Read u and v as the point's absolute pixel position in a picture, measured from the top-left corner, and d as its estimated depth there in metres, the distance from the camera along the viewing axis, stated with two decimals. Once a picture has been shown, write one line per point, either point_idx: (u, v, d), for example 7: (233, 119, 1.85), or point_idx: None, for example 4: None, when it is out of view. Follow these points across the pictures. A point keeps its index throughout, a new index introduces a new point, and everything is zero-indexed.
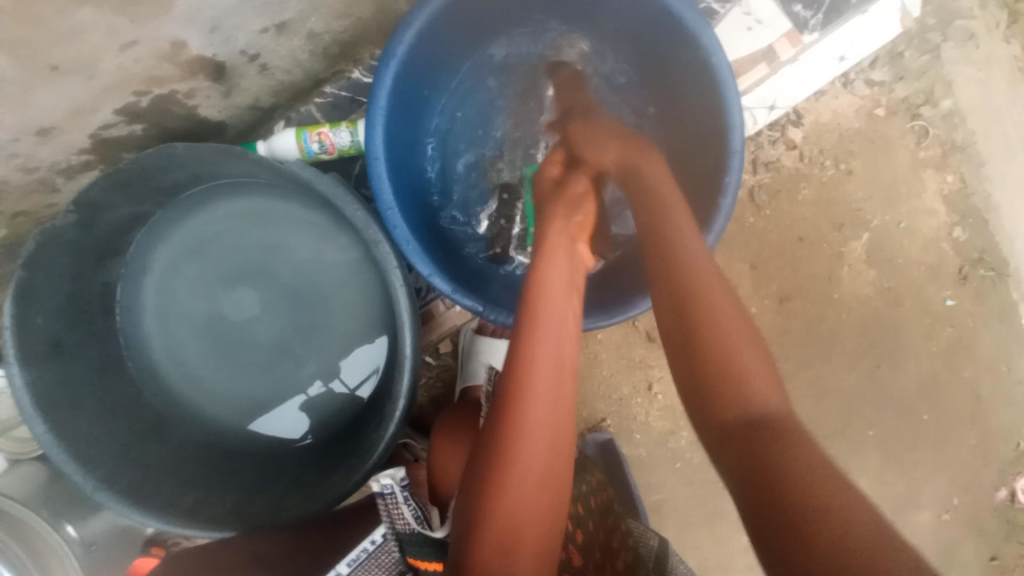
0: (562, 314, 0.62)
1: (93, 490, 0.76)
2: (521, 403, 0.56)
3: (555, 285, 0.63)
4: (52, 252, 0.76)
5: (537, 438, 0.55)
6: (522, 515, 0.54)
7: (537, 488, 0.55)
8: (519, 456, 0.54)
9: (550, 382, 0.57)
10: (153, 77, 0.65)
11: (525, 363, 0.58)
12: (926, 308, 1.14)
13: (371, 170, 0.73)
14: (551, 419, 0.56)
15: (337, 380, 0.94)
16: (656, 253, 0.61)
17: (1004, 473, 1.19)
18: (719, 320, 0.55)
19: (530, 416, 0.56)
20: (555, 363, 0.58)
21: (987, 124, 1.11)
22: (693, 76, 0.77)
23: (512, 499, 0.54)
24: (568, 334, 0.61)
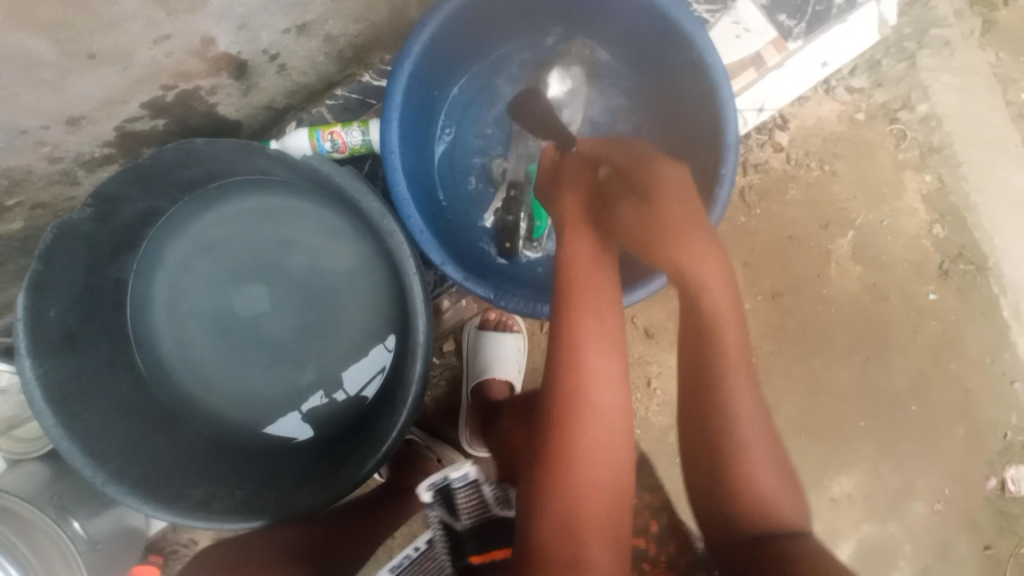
0: (599, 287, 0.67)
1: (103, 485, 0.76)
2: (575, 379, 0.61)
3: (586, 258, 0.68)
4: (68, 244, 0.78)
5: (594, 411, 0.60)
6: (586, 484, 0.57)
7: (600, 459, 0.58)
8: (580, 436, 0.59)
9: (600, 365, 0.62)
10: (181, 72, 0.68)
11: (573, 341, 0.62)
12: (911, 303, 1.20)
13: (386, 164, 0.77)
14: (603, 391, 0.61)
15: (339, 389, 0.95)
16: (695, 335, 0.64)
17: (994, 465, 1.22)
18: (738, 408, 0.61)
19: (584, 391, 0.60)
20: (605, 347, 0.63)
21: (962, 128, 1.17)
22: (691, 79, 0.82)
23: (579, 472, 0.57)
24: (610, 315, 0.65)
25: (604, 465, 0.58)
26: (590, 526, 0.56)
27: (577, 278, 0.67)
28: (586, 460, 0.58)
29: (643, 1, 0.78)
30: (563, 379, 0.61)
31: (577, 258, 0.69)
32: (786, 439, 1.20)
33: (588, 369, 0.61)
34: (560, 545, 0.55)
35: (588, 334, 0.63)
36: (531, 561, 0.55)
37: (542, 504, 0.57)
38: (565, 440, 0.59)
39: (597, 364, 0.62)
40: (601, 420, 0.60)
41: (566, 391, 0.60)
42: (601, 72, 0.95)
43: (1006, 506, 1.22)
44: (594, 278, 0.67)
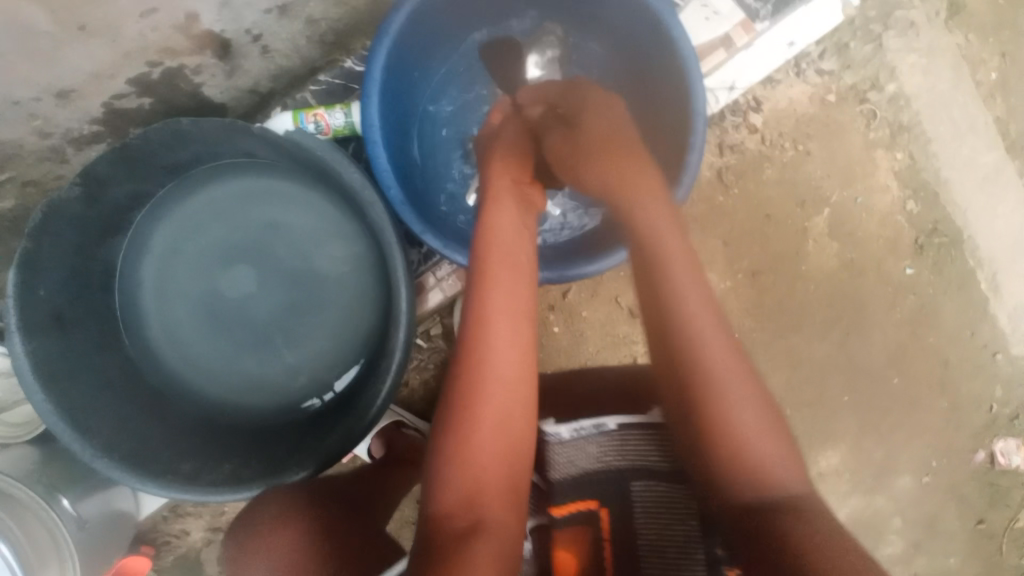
0: (517, 256, 0.66)
1: (92, 459, 0.77)
2: (480, 348, 0.60)
3: (504, 228, 0.68)
4: (58, 225, 0.79)
5: (498, 379, 0.59)
6: (483, 454, 0.57)
7: (498, 430, 0.57)
8: (479, 401, 0.58)
9: (508, 330, 0.61)
10: (167, 48, 0.72)
11: (481, 310, 0.62)
12: (888, 279, 1.22)
13: (367, 138, 0.79)
14: (511, 359, 0.60)
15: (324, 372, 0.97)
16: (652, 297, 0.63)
17: (980, 438, 1.24)
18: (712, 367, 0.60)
19: (489, 359, 0.59)
20: (512, 311, 0.62)
21: (930, 106, 1.21)
22: (659, 54, 0.85)
23: (476, 440, 0.57)
24: (522, 281, 0.64)
25: (505, 435, 0.58)
26: (488, 491, 0.56)
27: (492, 247, 0.66)
28: (486, 426, 0.57)
29: None
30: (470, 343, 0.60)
31: (496, 227, 0.68)
32: None
33: (495, 333, 0.60)
34: (459, 512, 0.54)
35: (495, 302, 0.62)
36: (431, 531, 0.55)
37: (441, 473, 0.56)
38: (468, 407, 0.58)
39: (506, 334, 0.61)
40: (505, 384, 0.59)
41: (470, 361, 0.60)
42: (576, 53, 0.98)
43: (997, 477, 1.24)
44: (511, 249, 0.67)
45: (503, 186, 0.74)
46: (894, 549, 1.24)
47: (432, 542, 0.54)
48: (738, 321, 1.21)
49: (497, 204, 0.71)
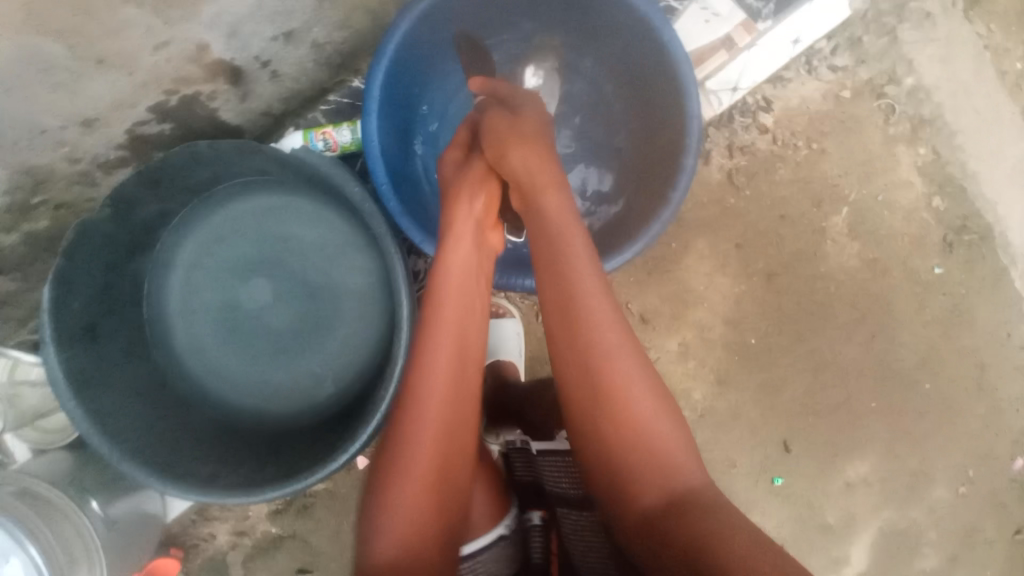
0: (467, 302, 0.66)
1: (120, 461, 0.82)
2: (422, 397, 0.60)
3: (457, 270, 0.68)
4: (90, 243, 0.86)
5: (435, 430, 0.59)
6: (419, 505, 0.56)
7: (434, 482, 0.58)
8: (413, 441, 0.58)
9: (448, 365, 0.62)
10: (180, 77, 0.78)
11: (427, 357, 0.62)
12: (914, 278, 1.17)
13: (367, 153, 0.83)
14: (449, 403, 0.60)
15: (337, 379, 1.00)
16: (560, 308, 0.61)
17: (1021, 446, 1.17)
18: (624, 384, 0.58)
19: (430, 408, 0.59)
20: (452, 350, 0.63)
21: (954, 98, 1.16)
22: (651, 60, 0.86)
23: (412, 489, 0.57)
24: (468, 318, 0.65)
25: (441, 486, 0.58)
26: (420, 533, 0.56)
27: (444, 291, 0.66)
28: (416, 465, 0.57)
29: None
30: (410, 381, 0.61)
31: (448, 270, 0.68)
32: (792, 421, 1.18)
33: (432, 370, 0.61)
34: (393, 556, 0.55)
35: (441, 349, 0.62)
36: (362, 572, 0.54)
37: (376, 522, 0.56)
38: (406, 456, 0.58)
39: (448, 382, 0.61)
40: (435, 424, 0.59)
41: (412, 408, 0.59)
42: (574, 60, 1.00)
43: None
44: (463, 289, 0.67)
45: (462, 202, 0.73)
46: (929, 562, 1.17)
47: None
48: (754, 325, 1.19)
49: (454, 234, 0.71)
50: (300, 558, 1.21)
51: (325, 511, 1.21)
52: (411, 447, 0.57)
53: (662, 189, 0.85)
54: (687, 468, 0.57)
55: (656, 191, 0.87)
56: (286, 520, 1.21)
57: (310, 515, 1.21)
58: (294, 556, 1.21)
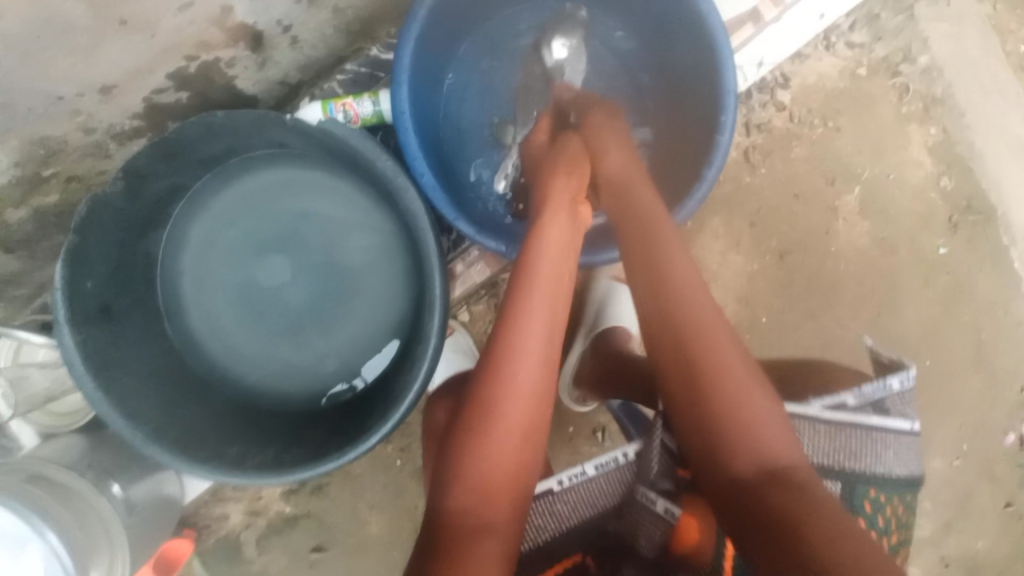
0: (557, 285, 0.72)
1: (142, 444, 0.80)
2: (512, 367, 0.66)
3: (550, 254, 0.73)
4: (102, 217, 0.82)
5: (522, 396, 0.65)
6: (502, 464, 0.63)
7: (517, 442, 0.64)
8: (501, 409, 0.64)
9: (537, 344, 0.68)
10: (202, 42, 0.74)
11: (517, 330, 0.68)
12: (920, 256, 1.20)
13: (398, 124, 0.80)
14: (536, 379, 0.66)
15: (361, 360, 0.99)
16: (658, 292, 0.70)
17: (1013, 416, 1.23)
18: (722, 366, 0.65)
19: (519, 376, 0.66)
20: (543, 330, 0.68)
21: (966, 78, 1.18)
22: (687, 32, 0.84)
23: (496, 448, 0.63)
24: (557, 301, 0.71)
25: (521, 448, 0.65)
26: (495, 492, 0.62)
27: (535, 274, 0.71)
28: (501, 431, 0.64)
29: None
30: (502, 351, 0.67)
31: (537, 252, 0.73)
32: None
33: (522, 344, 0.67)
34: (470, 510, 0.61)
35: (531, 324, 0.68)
36: (443, 522, 0.61)
37: (455, 480, 0.63)
38: (494, 416, 0.64)
39: (532, 372, 0.66)
40: (522, 399, 0.65)
41: (502, 375, 0.66)
42: (601, 32, 0.97)
43: None
44: (555, 272, 0.72)
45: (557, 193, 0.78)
46: (924, 530, 1.23)
47: (444, 533, 0.59)
48: (767, 302, 1.21)
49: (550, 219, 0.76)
50: (315, 537, 1.21)
51: (340, 490, 1.21)
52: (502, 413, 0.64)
53: (696, 165, 0.85)
54: (779, 448, 0.62)
55: (688, 174, 0.86)
56: (302, 499, 1.21)
57: (325, 494, 1.21)
58: (309, 535, 1.21)
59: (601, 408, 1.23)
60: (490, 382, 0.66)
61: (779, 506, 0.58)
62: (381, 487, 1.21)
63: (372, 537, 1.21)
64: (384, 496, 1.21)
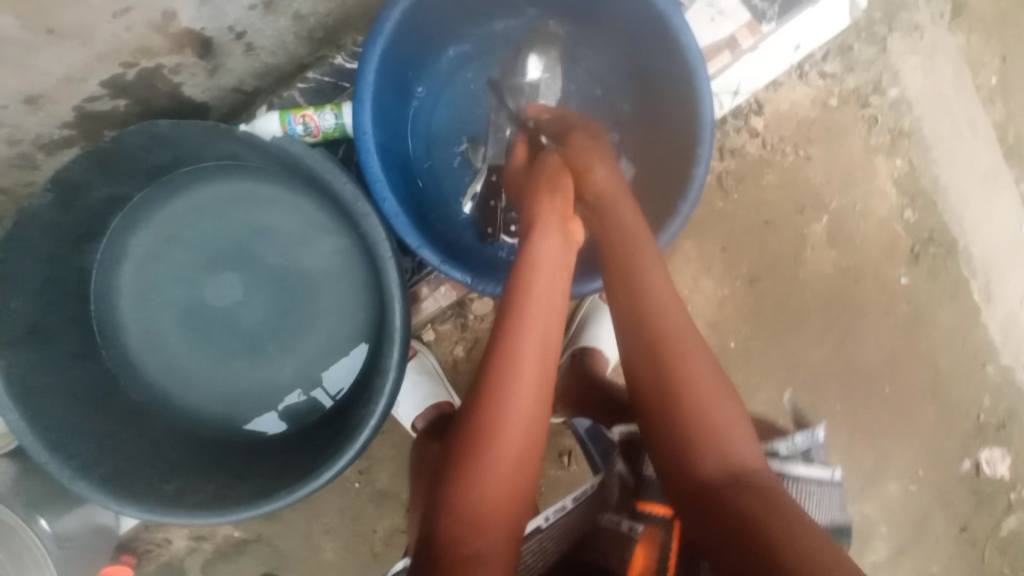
0: (553, 297, 0.67)
1: (68, 481, 0.74)
2: (510, 385, 0.60)
3: (546, 263, 0.68)
4: (29, 232, 0.75)
5: (520, 420, 0.59)
6: (502, 496, 0.57)
7: (516, 471, 0.58)
8: (497, 433, 0.59)
9: (535, 367, 0.62)
10: (142, 48, 0.67)
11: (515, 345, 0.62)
12: (884, 286, 1.22)
13: (360, 144, 0.75)
14: (534, 403, 0.61)
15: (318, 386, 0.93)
16: (629, 304, 0.67)
17: (968, 444, 1.26)
18: (694, 378, 0.62)
19: (517, 397, 0.60)
20: (538, 350, 0.63)
21: (933, 112, 1.20)
22: (665, 60, 0.82)
23: (495, 478, 0.57)
24: (552, 319, 0.66)
25: (521, 477, 0.58)
26: (494, 524, 0.56)
27: (532, 285, 0.67)
28: (499, 458, 0.58)
29: None
30: (496, 371, 0.61)
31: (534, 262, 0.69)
32: (766, 421, 1.21)
33: (519, 364, 0.61)
34: (467, 545, 0.54)
35: (528, 344, 0.62)
36: (436, 558, 0.54)
37: (448, 510, 0.56)
38: (490, 441, 0.58)
39: (530, 395, 0.61)
40: (520, 424, 0.59)
41: (497, 397, 0.60)
42: (578, 51, 0.94)
43: (978, 484, 1.25)
44: (548, 288, 0.67)
45: (545, 206, 0.73)
46: (879, 554, 1.25)
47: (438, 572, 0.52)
48: (735, 327, 1.20)
49: (541, 235, 0.70)
50: (264, 565, 1.15)
51: (294, 516, 1.15)
52: (498, 438, 0.58)
53: (670, 197, 0.82)
54: (750, 460, 0.60)
55: (660, 206, 0.84)
56: (252, 524, 1.14)
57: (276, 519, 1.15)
58: (258, 560, 1.15)
59: (566, 432, 1.21)
60: (485, 404, 0.60)
61: (765, 525, 0.52)
62: (338, 512, 1.15)
63: (325, 563, 1.15)
64: (341, 520, 1.15)
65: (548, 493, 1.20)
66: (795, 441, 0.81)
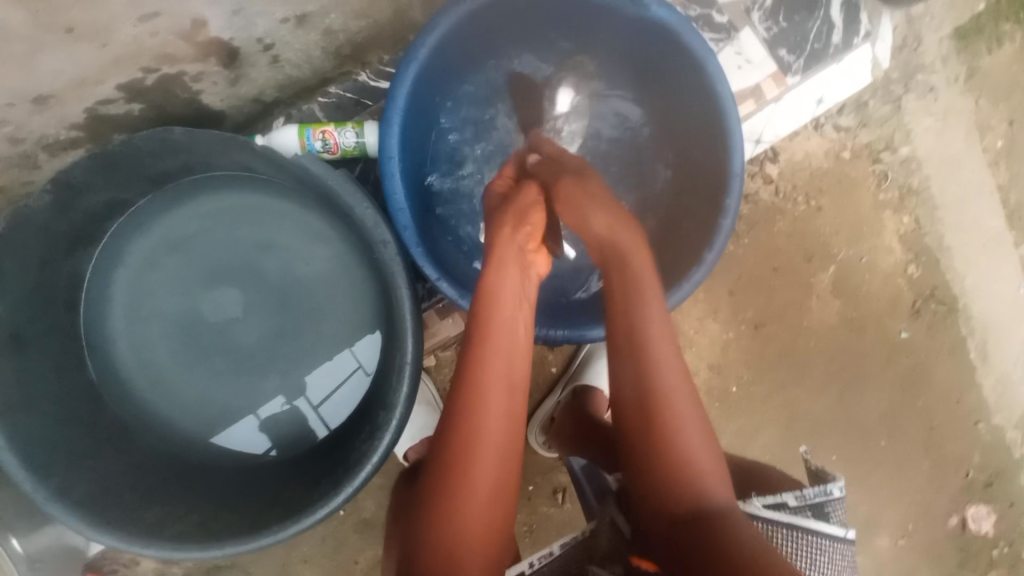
0: (518, 324, 0.65)
1: (44, 502, 0.69)
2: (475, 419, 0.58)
3: (508, 294, 0.66)
4: (20, 235, 0.70)
5: (492, 453, 0.57)
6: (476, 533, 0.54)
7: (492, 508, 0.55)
8: (472, 467, 0.56)
9: (503, 397, 0.60)
10: (165, 55, 0.64)
11: (477, 377, 0.60)
12: (885, 339, 1.22)
13: (384, 169, 0.72)
14: (506, 437, 0.58)
15: (301, 397, 0.89)
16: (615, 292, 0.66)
17: (955, 500, 1.25)
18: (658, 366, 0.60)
19: (484, 430, 0.57)
20: (507, 382, 0.60)
21: (940, 172, 1.22)
22: (697, 105, 0.81)
23: (470, 518, 0.54)
24: (515, 346, 0.63)
25: (498, 513, 0.55)
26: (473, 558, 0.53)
27: (494, 317, 0.64)
28: (474, 496, 0.55)
29: (656, 23, 0.76)
30: (464, 406, 0.59)
31: (497, 294, 0.66)
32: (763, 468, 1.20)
33: (487, 399, 0.59)
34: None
35: (492, 377, 0.60)
36: None
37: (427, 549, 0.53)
38: (465, 481, 0.55)
39: (501, 426, 0.58)
40: (493, 455, 0.57)
41: (463, 434, 0.57)
42: (607, 90, 0.93)
43: (965, 540, 1.25)
44: (509, 317, 0.65)
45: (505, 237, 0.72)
46: None
47: None
48: (737, 371, 1.20)
49: (499, 268, 0.68)
50: None
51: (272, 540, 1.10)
52: (472, 474, 0.55)
53: (695, 246, 0.80)
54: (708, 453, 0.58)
55: (686, 254, 0.82)
56: None
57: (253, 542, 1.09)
58: None
59: (564, 468, 1.17)
60: (453, 444, 0.57)
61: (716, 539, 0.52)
62: (320, 539, 1.10)
63: None
64: (323, 549, 1.10)
65: (538, 531, 1.16)
66: (805, 490, 0.67)
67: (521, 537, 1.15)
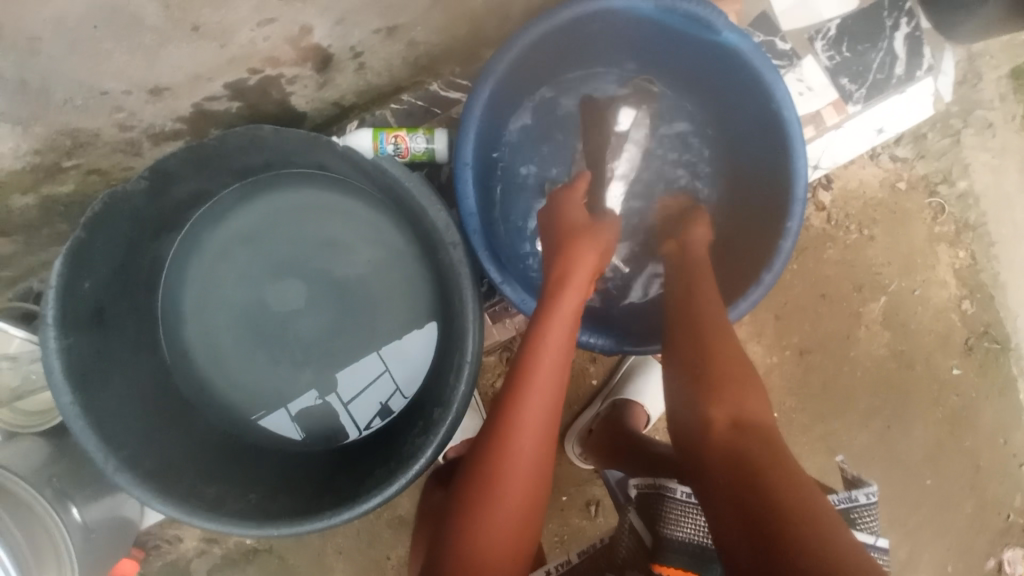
0: (564, 358, 0.65)
1: (112, 473, 0.71)
2: (510, 433, 0.59)
3: (561, 313, 0.67)
4: (114, 215, 0.74)
5: (526, 472, 0.59)
6: (501, 549, 0.56)
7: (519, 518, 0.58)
8: (503, 484, 0.58)
9: (544, 420, 0.61)
10: (270, 58, 0.69)
11: (521, 398, 0.61)
12: (934, 376, 1.20)
13: (457, 173, 0.76)
14: (539, 458, 0.60)
15: (333, 393, 0.93)
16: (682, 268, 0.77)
17: (996, 545, 1.21)
18: (717, 323, 0.69)
19: (522, 452, 0.59)
20: (550, 406, 0.62)
21: (999, 208, 1.20)
22: (763, 128, 0.82)
23: (495, 530, 0.56)
24: (562, 372, 0.64)
25: (520, 530, 0.58)
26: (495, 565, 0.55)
27: (546, 333, 0.65)
28: (501, 510, 0.57)
29: (726, 47, 0.77)
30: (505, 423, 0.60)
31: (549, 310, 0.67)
32: None
33: (526, 423, 0.60)
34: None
35: (538, 400, 0.61)
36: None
37: (454, 547, 0.56)
38: (496, 496, 0.57)
39: (537, 449, 0.60)
40: (528, 476, 0.59)
41: (502, 448, 0.59)
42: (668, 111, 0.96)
43: None
44: (561, 343, 0.65)
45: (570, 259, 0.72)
46: None
47: None
48: (779, 397, 1.19)
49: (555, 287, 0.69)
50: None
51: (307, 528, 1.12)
52: (501, 490, 0.57)
53: (754, 266, 0.81)
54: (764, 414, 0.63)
55: (745, 275, 0.83)
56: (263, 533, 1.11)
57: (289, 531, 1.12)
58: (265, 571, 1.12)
59: (597, 481, 1.18)
60: (488, 456, 0.59)
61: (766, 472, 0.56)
62: (353, 533, 1.12)
63: None
64: (355, 542, 1.12)
65: (568, 542, 1.16)
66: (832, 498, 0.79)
67: (551, 548, 1.16)
